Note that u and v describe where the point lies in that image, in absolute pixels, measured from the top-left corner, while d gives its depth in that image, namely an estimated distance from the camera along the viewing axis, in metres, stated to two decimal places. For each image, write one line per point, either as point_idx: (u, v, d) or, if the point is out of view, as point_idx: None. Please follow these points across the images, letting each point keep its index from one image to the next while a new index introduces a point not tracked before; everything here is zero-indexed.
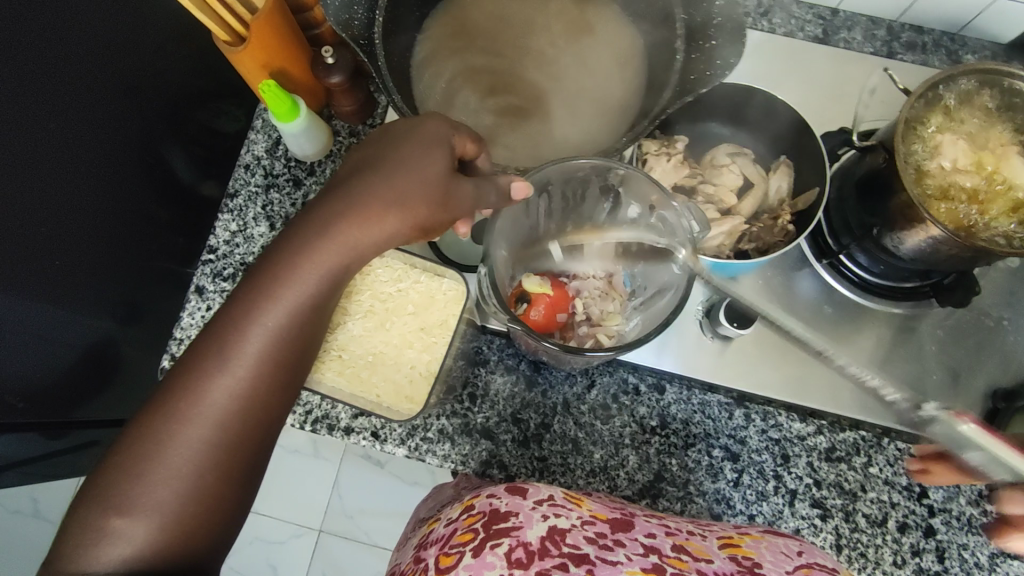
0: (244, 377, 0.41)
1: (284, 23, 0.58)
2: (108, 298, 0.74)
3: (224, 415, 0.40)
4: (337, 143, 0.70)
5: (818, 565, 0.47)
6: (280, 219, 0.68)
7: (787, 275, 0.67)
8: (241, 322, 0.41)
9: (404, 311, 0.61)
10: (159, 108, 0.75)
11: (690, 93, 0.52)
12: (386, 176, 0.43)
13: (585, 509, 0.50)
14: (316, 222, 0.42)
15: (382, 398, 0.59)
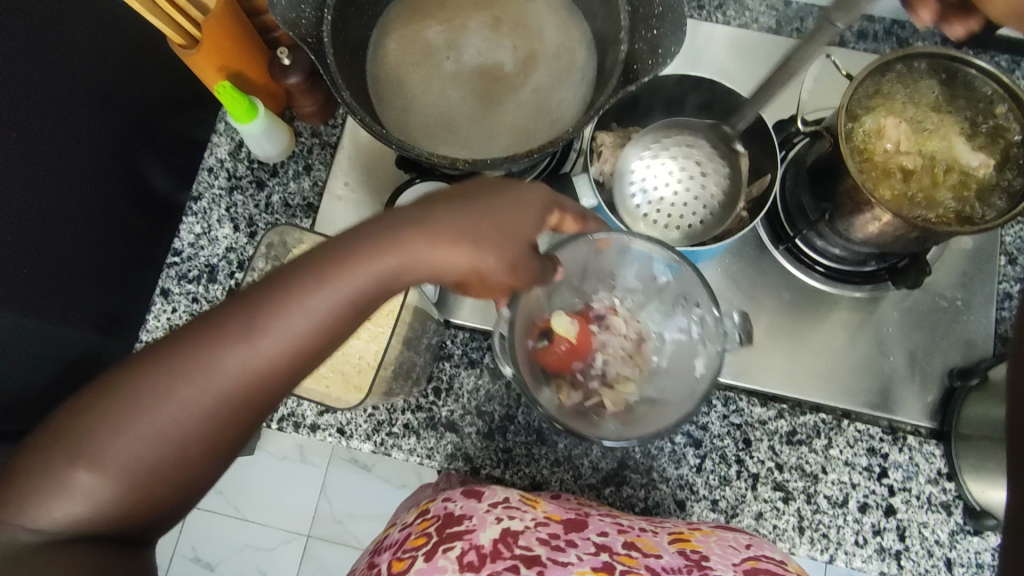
0: (264, 362, 0.36)
1: (238, 24, 0.59)
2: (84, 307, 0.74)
3: (229, 395, 0.35)
4: (300, 144, 0.70)
5: (766, 558, 0.48)
6: (244, 220, 0.68)
7: (748, 262, 0.68)
8: (278, 303, 0.36)
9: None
10: (129, 117, 0.74)
11: (632, 82, 0.52)
12: (475, 214, 0.40)
13: (540, 510, 0.50)
14: (387, 230, 0.38)
15: (330, 389, 0.60)
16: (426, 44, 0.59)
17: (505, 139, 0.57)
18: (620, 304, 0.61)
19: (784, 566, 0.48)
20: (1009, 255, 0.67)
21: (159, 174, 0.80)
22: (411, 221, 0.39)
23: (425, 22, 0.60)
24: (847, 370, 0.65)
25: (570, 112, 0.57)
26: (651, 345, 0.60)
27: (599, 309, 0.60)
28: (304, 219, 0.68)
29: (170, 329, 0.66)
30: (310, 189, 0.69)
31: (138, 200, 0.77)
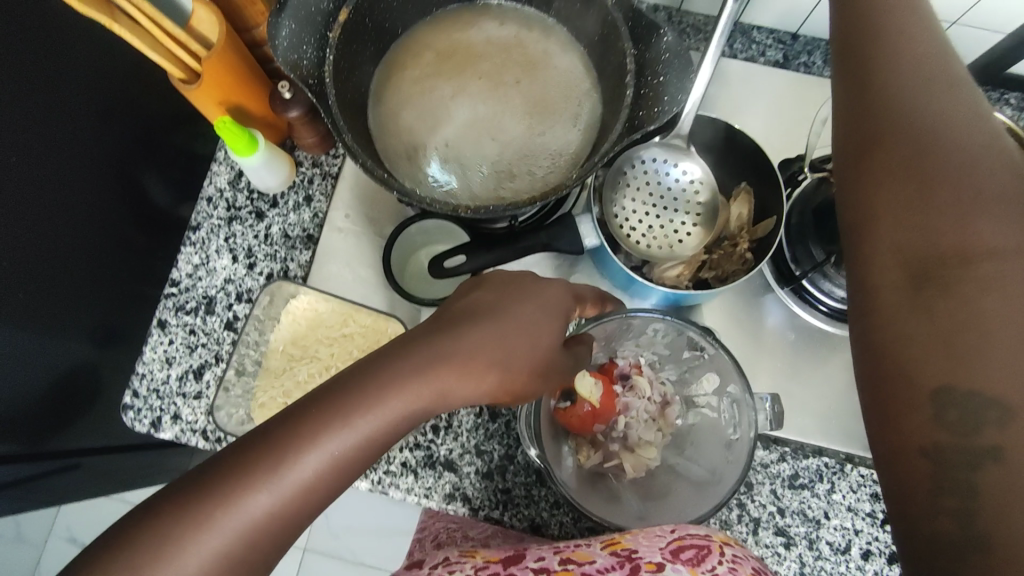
0: (292, 499, 0.34)
1: (240, 57, 0.58)
2: (80, 331, 0.73)
3: (255, 536, 0.33)
4: (300, 174, 0.70)
5: (690, 537, 0.46)
6: (243, 251, 0.68)
7: (749, 301, 0.68)
8: (310, 434, 0.34)
9: (349, 357, 0.62)
10: (136, 131, 0.75)
11: (639, 129, 0.51)
12: (495, 333, 0.42)
13: (479, 558, 0.51)
14: (415, 361, 0.38)
15: None
16: (431, 80, 0.59)
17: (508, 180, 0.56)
18: (644, 361, 0.62)
19: (709, 538, 0.47)
20: None
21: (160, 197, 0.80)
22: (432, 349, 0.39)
23: (429, 59, 0.59)
24: (849, 413, 0.65)
25: (574, 153, 0.57)
26: (675, 408, 0.61)
27: (623, 366, 0.61)
28: (304, 252, 0.67)
29: (167, 362, 0.65)
30: (311, 221, 0.68)
31: (134, 209, 0.77)
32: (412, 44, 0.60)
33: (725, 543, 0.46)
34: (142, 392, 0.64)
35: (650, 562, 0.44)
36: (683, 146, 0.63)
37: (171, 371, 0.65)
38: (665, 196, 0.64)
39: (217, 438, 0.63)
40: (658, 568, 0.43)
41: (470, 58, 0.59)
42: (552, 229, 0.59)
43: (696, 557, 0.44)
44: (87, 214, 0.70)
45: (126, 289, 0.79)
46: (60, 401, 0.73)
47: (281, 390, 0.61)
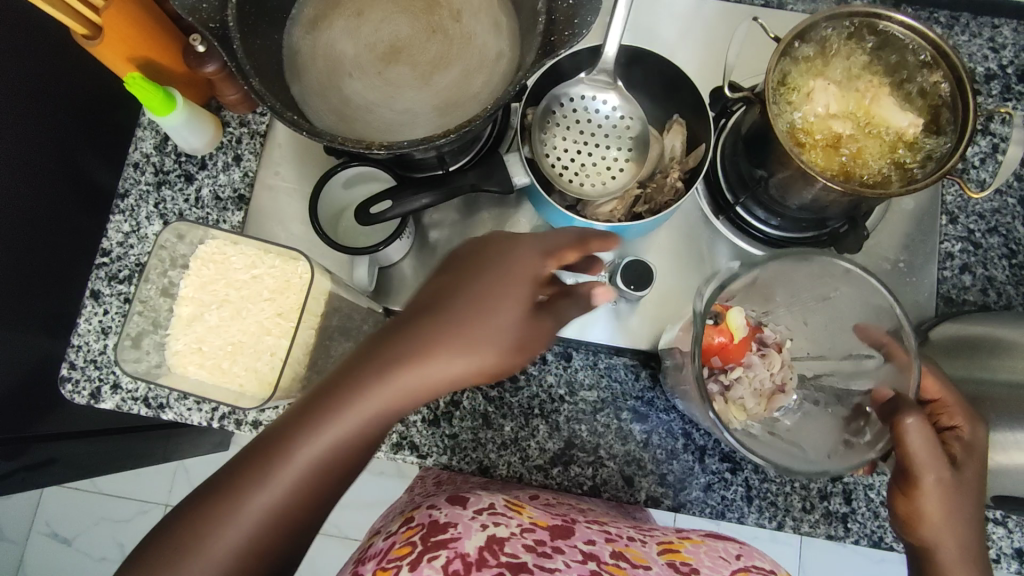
0: (290, 490, 0.40)
1: (146, 11, 0.56)
2: (32, 313, 0.72)
3: (262, 523, 0.39)
4: (228, 134, 0.68)
5: (754, 569, 0.51)
6: (173, 215, 0.66)
7: (688, 233, 0.67)
8: (288, 441, 0.40)
9: (258, 298, 0.60)
10: (72, 109, 0.73)
11: (552, 54, 0.50)
12: (465, 303, 0.43)
13: (525, 515, 0.51)
14: (390, 348, 0.42)
15: (244, 388, 0.60)
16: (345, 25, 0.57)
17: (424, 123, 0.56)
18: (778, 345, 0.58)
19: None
20: (950, 215, 0.67)
21: (99, 170, 0.78)
22: (404, 346, 0.41)
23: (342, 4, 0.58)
24: None
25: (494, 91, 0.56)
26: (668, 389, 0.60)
27: (767, 336, 0.57)
28: (236, 212, 0.66)
29: (103, 332, 0.64)
30: (240, 180, 0.67)
31: (79, 194, 0.76)
32: None
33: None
34: (79, 363, 0.63)
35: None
36: (609, 80, 0.61)
37: (107, 341, 0.64)
38: (596, 133, 0.62)
39: (159, 404, 0.63)
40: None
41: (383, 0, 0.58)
42: (478, 168, 0.58)
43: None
44: (27, 195, 0.69)
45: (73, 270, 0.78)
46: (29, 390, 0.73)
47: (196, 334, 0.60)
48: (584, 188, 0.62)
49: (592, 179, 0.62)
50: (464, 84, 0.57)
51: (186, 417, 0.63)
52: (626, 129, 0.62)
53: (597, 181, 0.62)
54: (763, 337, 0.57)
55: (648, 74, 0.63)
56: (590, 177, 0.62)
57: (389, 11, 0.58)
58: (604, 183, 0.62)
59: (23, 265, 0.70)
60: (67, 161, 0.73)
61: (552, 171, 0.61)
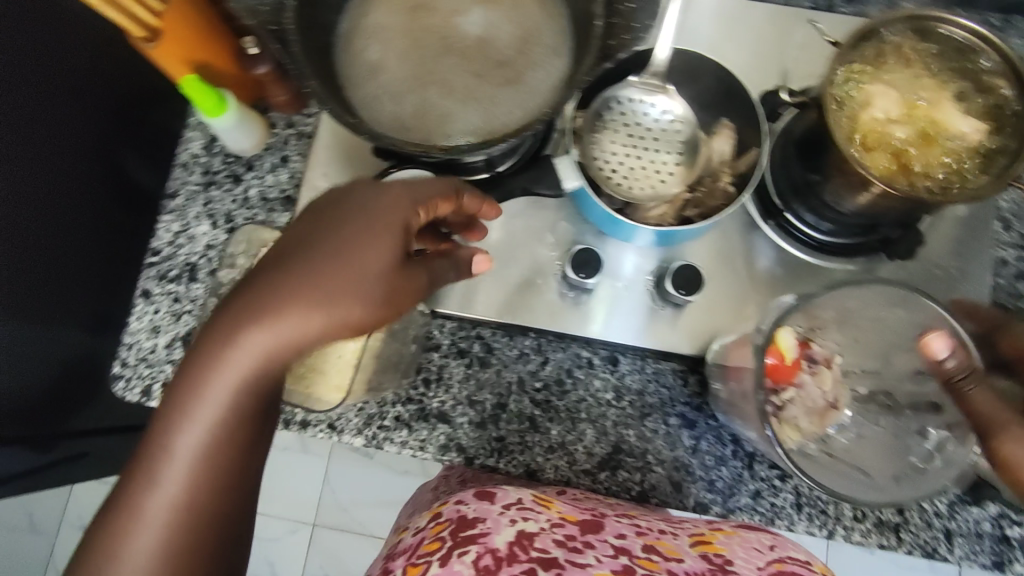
0: (204, 442, 0.40)
1: (202, 12, 0.57)
2: (75, 313, 0.73)
3: (188, 473, 0.40)
4: (275, 135, 0.68)
5: (791, 560, 0.49)
6: (222, 216, 0.67)
7: (735, 237, 0.66)
8: (179, 421, 0.40)
9: None
10: (113, 109, 0.73)
11: (612, 59, 0.50)
12: (342, 242, 0.41)
13: (553, 511, 0.50)
14: (267, 288, 0.39)
15: (308, 391, 0.59)
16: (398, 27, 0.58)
17: (478, 126, 0.55)
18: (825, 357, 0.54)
19: (810, 567, 0.48)
20: (1005, 222, 0.67)
21: (142, 170, 0.78)
22: (239, 311, 0.39)
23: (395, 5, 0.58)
24: None
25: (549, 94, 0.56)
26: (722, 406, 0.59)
27: (815, 350, 0.54)
28: (283, 213, 0.67)
29: (154, 331, 0.65)
30: (288, 181, 0.67)
31: (120, 193, 0.76)
32: None
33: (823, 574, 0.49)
34: (130, 361, 0.64)
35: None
36: (660, 84, 0.60)
37: (158, 340, 0.65)
38: (645, 136, 0.62)
39: None
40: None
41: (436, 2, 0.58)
42: (530, 171, 0.58)
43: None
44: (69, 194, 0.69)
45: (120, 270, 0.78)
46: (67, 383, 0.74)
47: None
48: (635, 192, 0.61)
49: (643, 182, 0.61)
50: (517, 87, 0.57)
51: None
52: (676, 133, 0.62)
53: (647, 185, 0.61)
54: (812, 353, 0.54)
55: (699, 76, 0.63)
56: (640, 180, 0.61)
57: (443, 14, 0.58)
58: (655, 186, 0.61)
59: (69, 264, 0.71)
60: (109, 161, 0.74)
61: (602, 174, 0.61)
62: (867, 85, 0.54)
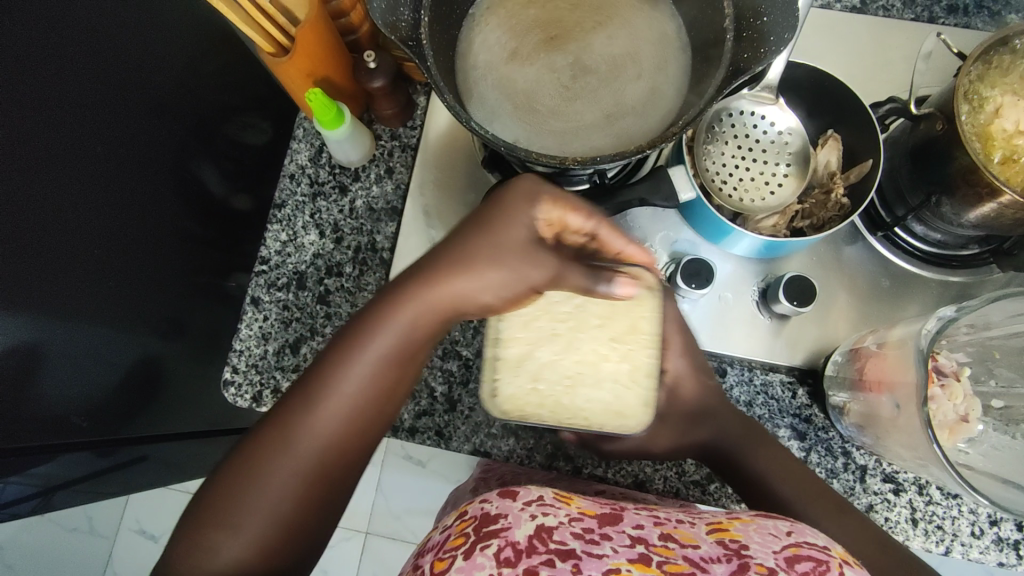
0: (366, 381, 0.46)
1: (327, 29, 0.59)
2: (149, 318, 0.77)
3: (352, 406, 0.45)
4: (380, 147, 0.70)
5: (807, 544, 0.45)
6: (329, 226, 0.68)
7: (838, 249, 0.66)
8: (337, 371, 0.45)
9: (589, 325, 0.50)
10: (190, 124, 0.77)
11: (744, 72, 0.50)
12: (489, 225, 0.47)
13: (573, 506, 0.47)
14: (439, 253, 0.47)
15: (590, 420, 0.49)
16: (513, 44, 0.60)
17: (600, 141, 0.57)
18: (953, 373, 0.53)
19: (828, 551, 0.44)
20: None
21: (210, 176, 0.83)
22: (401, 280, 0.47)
23: (510, 17, 0.60)
24: None
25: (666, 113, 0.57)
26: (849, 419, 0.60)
27: (944, 365, 0.53)
28: (390, 223, 0.68)
29: (263, 338, 0.66)
30: (393, 193, 0.69)
31: (187, 200, 0.80)
32: (494, 10, 0.61)
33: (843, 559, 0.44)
34: (241, 367, 0.65)
35: (762, 564, 0.42)
36: (771, 96, 0.61)
37: (268, 347, 0.66)
38: (754, 148, 0.62)
39: None
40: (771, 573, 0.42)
41: (545, 18, 0.60)
42: (646, 182, 0.58)
43: (814, 571, 0.42)
44: (150, 201, 0.73)
45: (183, 278, 0.82)
46: (138, 383, 0.77)
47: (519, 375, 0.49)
48: (746, 203, 0.61)
49: (751, 194, 0.62)
50: (632, 100, 0.58)
51: None
52: (785, 145, 0.62)
53: (758, 196, 0.62)
54: (941, 367, 0.53)
55: (808, 88, 0.63)
56: (750, 193, 0.62)
57: (557, 31, 0.60)
58: (765, 198, 0.62)
59: (147, 266, 0.74)
60: (182, 168, 0.78)
61: (712, 185, 0.61)
62: (994, 95, 0.54)
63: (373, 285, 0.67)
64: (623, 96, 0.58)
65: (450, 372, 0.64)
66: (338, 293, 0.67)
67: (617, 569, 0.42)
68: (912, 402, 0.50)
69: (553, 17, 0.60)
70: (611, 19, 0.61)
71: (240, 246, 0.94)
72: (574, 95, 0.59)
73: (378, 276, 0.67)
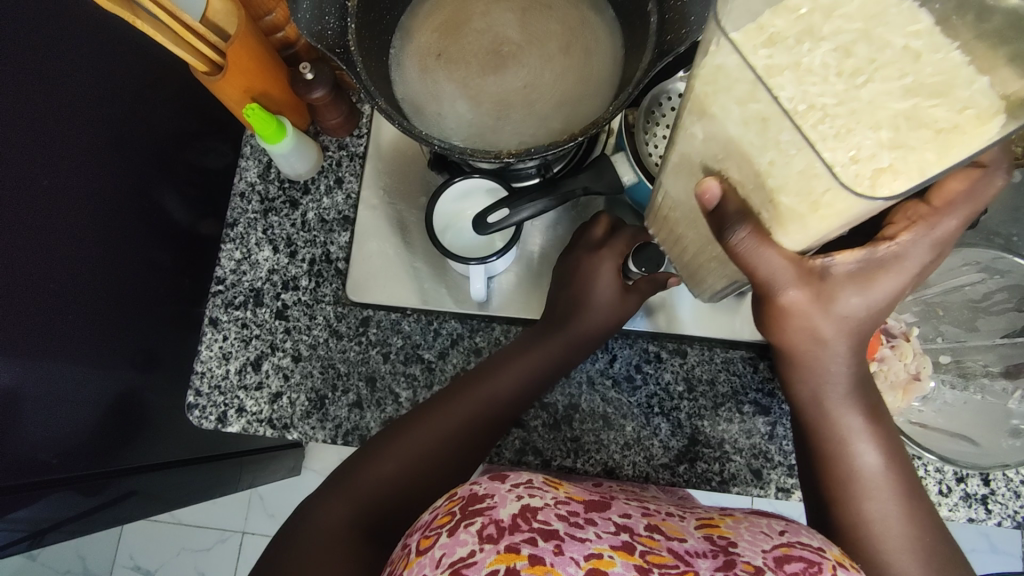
0: (499, 395, 0.56)
1: (259, 46, 0.59)
2: (121, 351, 0.76)
3: (481, 409, 0.55)
4: (328, 158, 0.70)
5: (800, 544, 0.43)
6: (282, 241, 0.68)
7: None
8: (486, 378, 0.57)
9: (911, 77, 0.34)
10: (148, 153, 0.77)
11: (669, 53, 0.51)
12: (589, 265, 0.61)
13: (561, 490, 0.47)
14: (567, 286, 0.61)
15: (774, 167, 0.38)
16: (445, 49, 0.61)
17: (490, 139, 0.58)
18: (901, 336, 0.56)
19: (822, 553, 0.43)
20: None
21: (172, 202, 0.82)
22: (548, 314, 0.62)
23: (457, 6, 0.62)
24: None
25: (597, 104, 0.58)
26: None
27: (892, 327, 0.56)
28: (343, 233, 0.68)
29: (224, 358, 0.66)
30: (345, 203, 0.69)
31: (151, 228, 0.79)
32: (423, 20, 0.62)
33: (839, 561, 0.42)
34: (204, 389, 0.65)
35: (750, 562, 0.41)
36: None
37: (229, 366, 0.66)
38: None
39: (284, 425, 0.64)
40: (756, 571, 0.41)
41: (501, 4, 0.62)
42: (590, 170, 0.58)
43: (804, 571, 0.41)
44: (112, 231, 0.72)
45: (153, 308, 0.81)
46: (115, 419, 0.76)
47: (787, 54, 0.35)
48: None
49: None
50: (564, 91, 0.59)
51: (311, 436, 0.64)
52: None
53: None
54: (889, 329, 0.56)
55: None
56: None
57: (488, 32, 0.61)
58: None
59: (115, 298, 0.73)
60: (143, 197, 0.77)
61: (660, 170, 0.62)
62: None
63: (331, 295, 0.67)
64: (536, 94, 0.59)
65: (413, 376, 0.64)
66: (297, 307, 0.67)
67: (599, 553, 0.41)
68: None
69: (506, 6, 0.62)
70: (542, 14, 0.62)
71: (209, 271, 0.94)
72: (502, 93, 0.60)
73: (335, 286, 0.67)
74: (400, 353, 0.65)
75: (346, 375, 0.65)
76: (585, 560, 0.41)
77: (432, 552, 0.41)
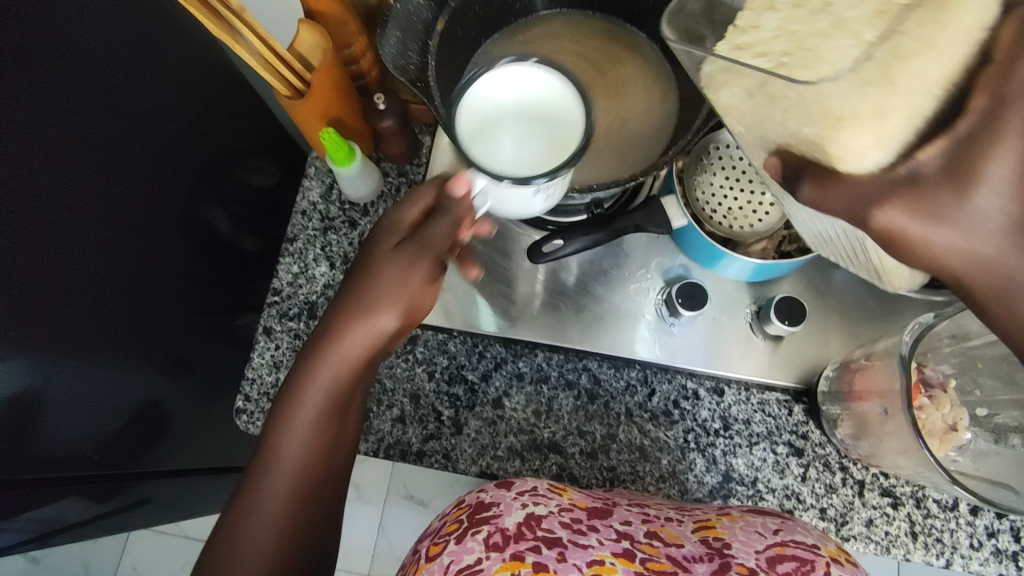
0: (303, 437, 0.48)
1: (339, 75, 0.64)
2: (156, 355, 0.76)
3: (295, 466, 0.48)
4: (388, 183, 0.74)
5: (793, 544, 0.50)
6: (339, 258, 0.72)
7: (824, 271, 0.67)
8: (284, 420, 0.48)
9: None
10: (204, 168, 0.81)
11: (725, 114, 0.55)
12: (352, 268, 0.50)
13: (566, 496, 0.53)
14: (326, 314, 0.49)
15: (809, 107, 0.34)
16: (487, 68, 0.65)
17: None
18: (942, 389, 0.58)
19: (815, 551, 0.49)
20: None
21: (220, 218, 0.86)
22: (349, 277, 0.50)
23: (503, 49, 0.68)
24: None
25: (642, 148, 0.62)
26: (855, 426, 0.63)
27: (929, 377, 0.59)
28: None
29: (275, 366, 0.68)
30: None
31: (202, 240, 0.83)
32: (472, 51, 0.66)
33: (831, 558, 0.49)
34: (253, 395, 0.67)
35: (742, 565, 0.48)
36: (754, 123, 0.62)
37: (279, 374, 0.68)
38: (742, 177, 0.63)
39: None
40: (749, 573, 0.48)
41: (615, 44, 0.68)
42: (641, 210, 0.60)
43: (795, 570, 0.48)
44: (168, 240, 0.75)
45: (194, 317, 0.84)
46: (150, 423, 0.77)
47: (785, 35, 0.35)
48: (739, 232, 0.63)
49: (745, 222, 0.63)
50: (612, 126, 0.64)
51: None
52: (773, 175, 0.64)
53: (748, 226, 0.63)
54: (928, 378, 0.59)
55: None
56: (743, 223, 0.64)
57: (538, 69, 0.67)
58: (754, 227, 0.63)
59: (164, 303, 0.76)
60: (196, 209, 0.81)
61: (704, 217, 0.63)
62: None
63: None
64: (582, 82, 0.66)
65: (456, 396, 0.67)
66: None
67: (601, 559, 0.49)
68: (900, 406, 0.52)
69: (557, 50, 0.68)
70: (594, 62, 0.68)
71: (244, 284, 0.97)
72: None
73: None
74: (445, 373, 0.67)
75: (392, 391, 0.67)
76: (587, 566, 0.49)
77: (442, 559, 0.49)
